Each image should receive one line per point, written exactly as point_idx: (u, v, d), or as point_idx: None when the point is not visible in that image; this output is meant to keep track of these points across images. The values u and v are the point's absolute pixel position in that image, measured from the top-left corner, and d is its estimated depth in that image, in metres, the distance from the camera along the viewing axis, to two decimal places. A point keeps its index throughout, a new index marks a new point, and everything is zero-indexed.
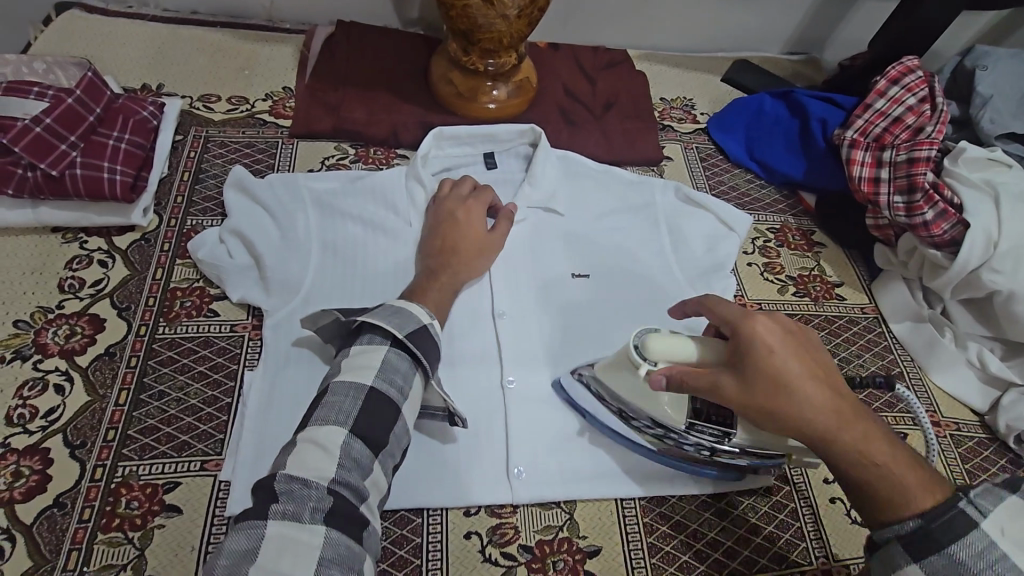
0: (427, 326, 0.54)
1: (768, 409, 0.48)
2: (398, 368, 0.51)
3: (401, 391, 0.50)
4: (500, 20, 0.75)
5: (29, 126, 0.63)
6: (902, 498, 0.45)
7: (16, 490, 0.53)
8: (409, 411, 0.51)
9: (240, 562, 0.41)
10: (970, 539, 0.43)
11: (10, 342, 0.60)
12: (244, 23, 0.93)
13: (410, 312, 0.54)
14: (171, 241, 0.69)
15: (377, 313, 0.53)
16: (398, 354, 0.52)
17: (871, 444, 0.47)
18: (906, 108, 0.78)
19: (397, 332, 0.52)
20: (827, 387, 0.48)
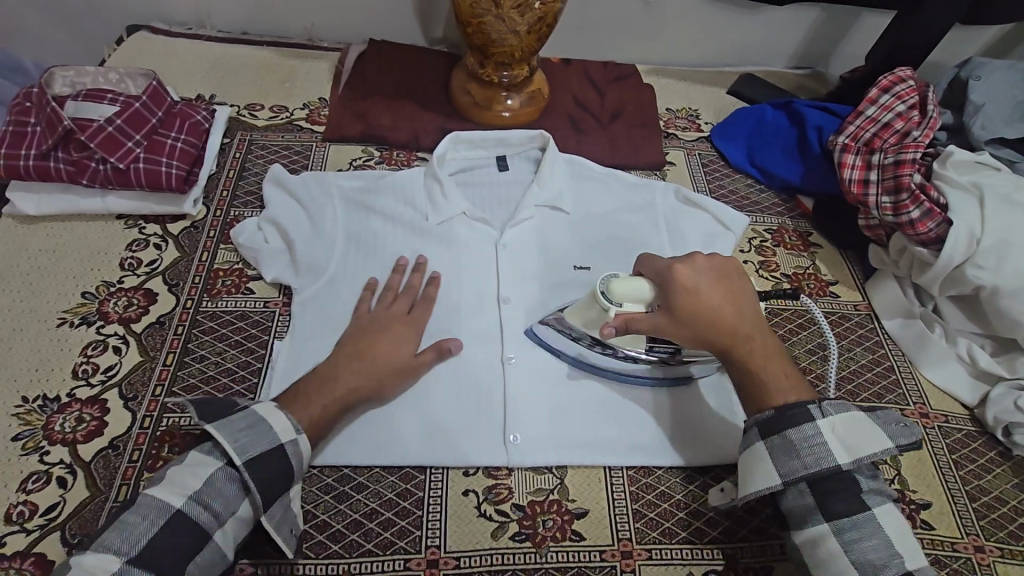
0: (283, 444, 0.55)
1: (690, 323, 0.60)
2: (222, 492, 0.52)
3: (216, 514, 0.52)
4: (511, 35, 0.83)
5: (103, 126, 0.73)
6: (775, 396, 0.59)
7: (78, 433, 0.62)
8: (222, 537, 0.52)
9: None
10: (803, 426, 0.56)
11: (77, 310, 0.70)
12: (288, 42, 1.04)
13: (268, 425, 0.55)
14: (216, 228, 0.78)
15: (229, 427, 0.54)
16: (228, 474, 0.53)
17: (763, 356, 0.61)
18: (896, 115, 0.82)
19: (239, 453, 0.53)
20: (736, 313, 0.61)
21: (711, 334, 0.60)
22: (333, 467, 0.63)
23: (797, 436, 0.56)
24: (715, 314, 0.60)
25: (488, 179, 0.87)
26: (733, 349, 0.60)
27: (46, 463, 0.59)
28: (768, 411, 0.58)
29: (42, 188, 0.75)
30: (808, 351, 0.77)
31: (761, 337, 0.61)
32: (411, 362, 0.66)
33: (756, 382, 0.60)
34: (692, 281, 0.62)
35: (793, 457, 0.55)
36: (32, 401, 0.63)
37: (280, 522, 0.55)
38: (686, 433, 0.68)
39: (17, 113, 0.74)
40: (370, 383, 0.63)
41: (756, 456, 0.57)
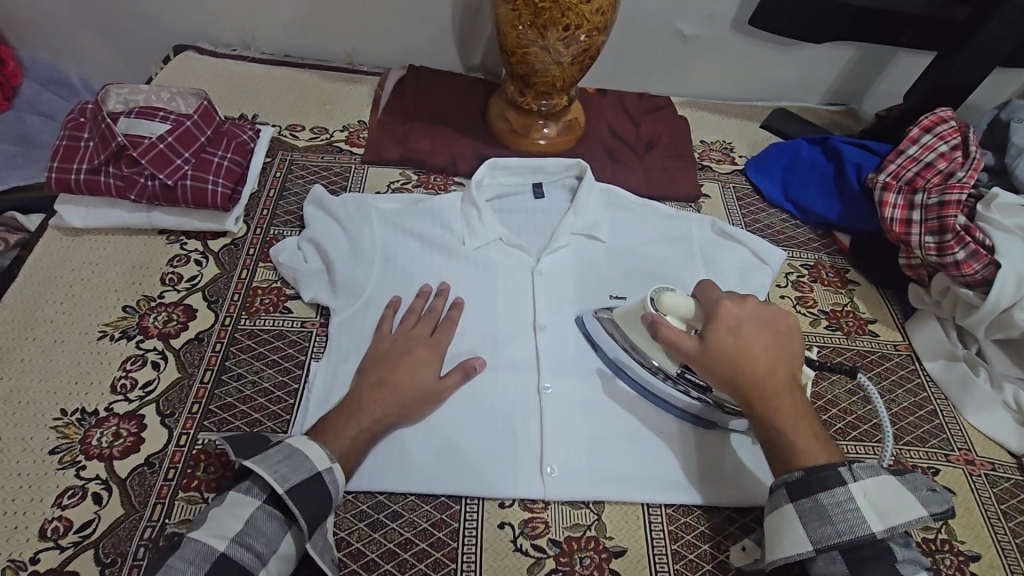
0: (321, 473, 0.55)
1: (727, 359, 0.59)
2: (263, 531, 0.52)
3: (259, 554, 0.51)
4: (554, 66, 0.83)
5: (154, 143, 0.74)
6: (804, 455, 0.56)
7: (115, 448, 0.61)
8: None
9: None
10: (836, 490, 0.53)
11: (118, 323, 0.70)
12: (328, 65, 1.06)
13: (305, 457, 0.55)
14: (256, 246, 0.79)
15: (267, 461, 0.54)
16: (268, 512, 0.53)
17: (796, 410, 0.58)
18: (938, 154, 0.81)
19: (277, 485, 0.52)
20: (772, 363, 0.60)
21: (743, 381, 0.59)
22: (368, 493, 0.62)
23: (827, 499, 0.53)
24: (748, 362, 0.59)
25: (525, 207, 0.88)
26: (766, 400, 0.58)
27: (82, 478, 0.59)
28: (798, 470, 0.55)
29: (89, 201, 0.77)
30: (847, 392, 0.75)
31: (796, 389, 0.60)
32: (436, 388, 0.65)
33: (785, 439, 0.57)
34: (733, 324, 0.61)
35: (824, 522, 0.53)
36: (71, 414, 0.63)
37: (322, 550, 0.55)
38: (714, 475, 0.66)
39: (71, 128, 0.76)
40: (395, 412, 0.62)
41: (784, 517, 0.55)
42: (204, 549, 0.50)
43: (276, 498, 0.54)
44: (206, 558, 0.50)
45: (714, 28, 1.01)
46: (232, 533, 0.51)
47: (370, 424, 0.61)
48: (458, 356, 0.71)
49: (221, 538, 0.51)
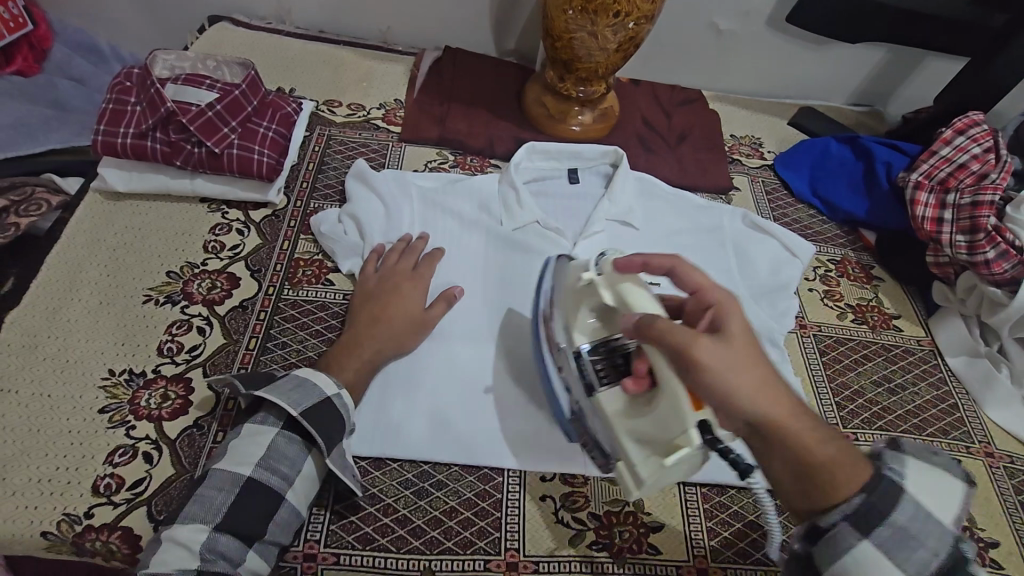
0: (329, 398, 0.57)
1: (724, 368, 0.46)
2: (285, 454, 0.56)
3: (284, 475, 0.55)
4: (599, 52, 0.84)
5: (203, 111, 0.73)
6: (840, 487, 0.45)
7: (164, 409, 0.62)
8: (296, 492, 0.55)
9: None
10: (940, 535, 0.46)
11: (163, 288, 0.71)
12: (363, 43, 1.06)
13: (314, 383, 0.58)
14: (297, 218, 0.79)
15: (279, 390, 0.57)
16: (288, 437, 0.56)
17: (788, 422, 0.45)
18: (971, 156, 0.83)
19: (291, 410, 0.55)
20: (746, 371, 0.46)
21: (753, 396, 0.45)
22: (413, 462, 0.63)
23: (902, 518, 0.45)
24: (750, 370, 0.46)
25: (560, 191, 0.89)
26: (760, 414, 0.45)
27: (133, 437, 0.60)
28: (855, 497, 0.45)
29: (133, 166, 0.77)
30: (873, 383, 0.78)
31: (790, 402, 0.47)
32: (423, 317, 0.68)
33: (806, 467, 0.45)
34: (743, 328, 0.49)
35: (912, 545, 0.45)
36: (119, 374, 0.63)
37: (343, 467, 0.57)
38: (522, 445, 0.65)
39: (118, 91, 0.75)
40: (390, 345, 0.66)
41: (863, 555, 0.45)
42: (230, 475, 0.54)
43: (294, 424, 0.57)
44: (235, 483, 0.53)
45: (749, 24, 1.02)
46: (258, 458, 0.55)
47: (370, 357, 0.64)
48: (438, 288, 0.74)
49: (246, 464, 0.54)
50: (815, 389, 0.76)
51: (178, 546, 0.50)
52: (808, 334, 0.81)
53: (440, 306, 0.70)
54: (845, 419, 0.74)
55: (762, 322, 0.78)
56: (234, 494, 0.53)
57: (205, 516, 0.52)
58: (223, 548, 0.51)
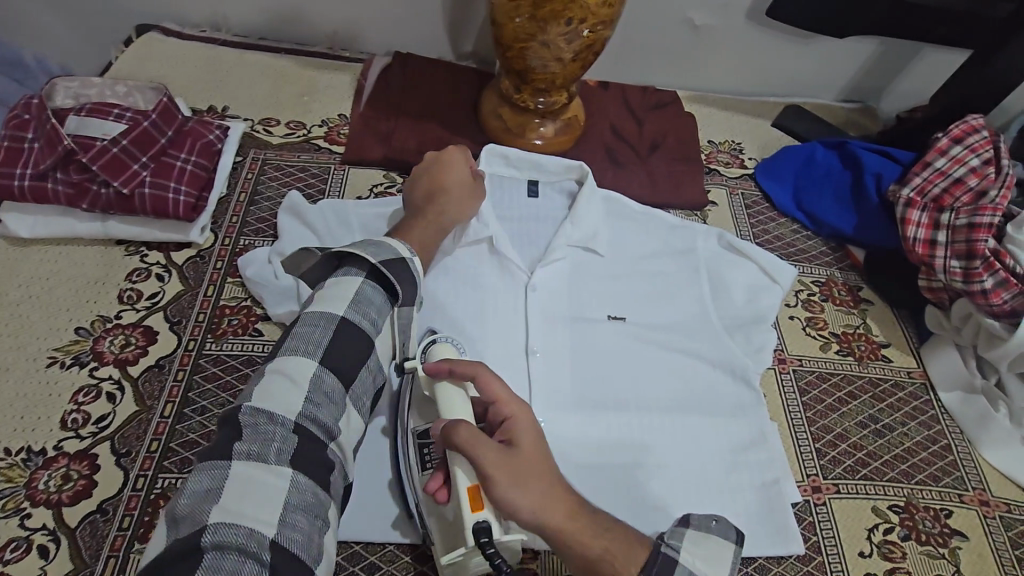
0: (405, 258, 0.58)
1: (523, 477, 0.48)
2: (372, 299, 0.56)
3: (372, 320, 0.55)
4: (554, 62, 0.76)
5: (107, 147, 0.67)
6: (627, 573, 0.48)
7: (64, 493, 0.56)
8: (379, 343, 0.56)
9: (200, 502, 0.42)
10: None
11: (69, 348, 0.64)
12: (307, 50, 0.98)
13: (389, 246, 0.59)
14: (224, 259, 0.72)
15: (357, 246, 0.58)
16: (373, 286, 0.56)
17: (570, 527, 0.48)
18: (969, 169, 0.75)
19: (374, 259, 0.57)
20: (537, 489, 0.48)
21: (530, 506, 0.48)
22: (343, 542, 0.57)
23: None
24: (529, 481, 0.48)
25: (519, 207, 0.80)
26: (543, 522, 0.48)
27: (28, 528, 0.54)
28: None
29: (37, 209, 0.69)
30: (858, 424, 0.71)
31: (569, 505, 0.49)
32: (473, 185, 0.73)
33: (587, 565, 0.48)
34: (533, 438, 0.51)
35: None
36: (15, 454, 0.57)
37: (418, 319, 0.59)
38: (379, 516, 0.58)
39: (13, 126, 0.68)
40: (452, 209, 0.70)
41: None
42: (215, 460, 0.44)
43: (376, 275, 0.57)
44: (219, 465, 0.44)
45: (727, 18, 0.93)
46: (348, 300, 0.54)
47: (436, 217, 0.69)
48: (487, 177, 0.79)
49: (337, 303, 0.54)
50: (794, 434, 0.70)
51: (278, 380, 0.49)
52: (786, 370, 0.74)
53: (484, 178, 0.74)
54: (825, 468, 0.68)
55: (737, 360, 0.71)
56: (332, 331, 0.52)
57: (306, 350, 0.51)
58: (328, 393, 0.50)
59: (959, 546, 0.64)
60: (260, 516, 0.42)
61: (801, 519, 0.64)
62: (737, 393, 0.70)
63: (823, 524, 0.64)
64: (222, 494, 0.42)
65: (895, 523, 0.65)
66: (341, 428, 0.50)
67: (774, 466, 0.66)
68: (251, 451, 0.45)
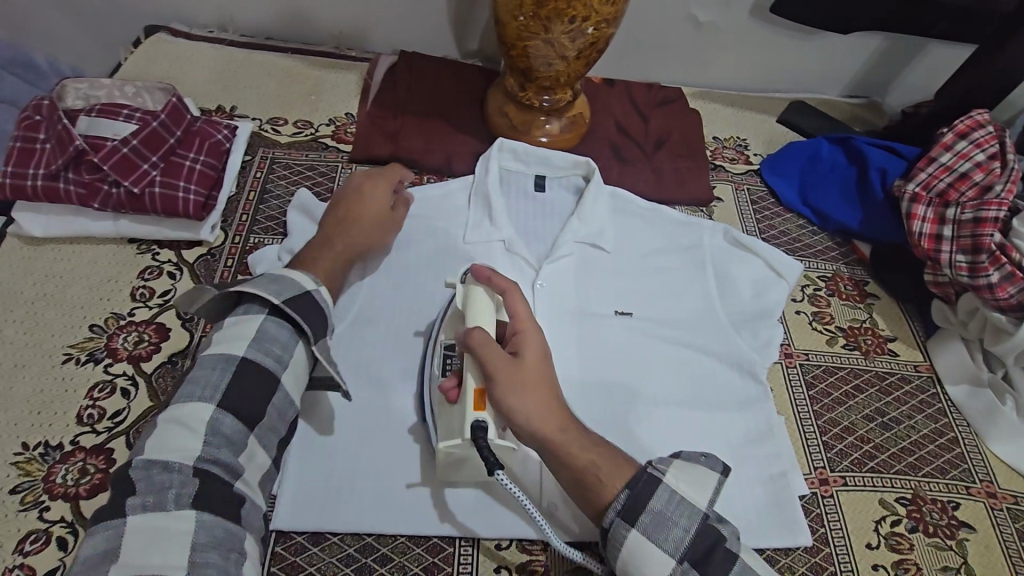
0: (310, 291, 0.57)
1: (524, 383, 0.53)
2: (276, 337, 0.54)
3: (278, 357, 0.54)
4: (559, 60, 0.76)
5: (118, 146, 0.68)
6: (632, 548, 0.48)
7: (81, 487, 0.57)
8: (290, 379, 0.54)
9: (98, 563, 0.43)
10: None
11: (85, 345, 0.65)
12: (313, 50, 0.98)
13: (292, 279, 0.57)
14: (234, 257, 0.73)
15: (257, 283, 0.56)
16: (275, 323, 0.55)
17: (561, 435, 0.52)
18: (974, 164, 0.75)
19: (274, 297, 0.55)
20: (536, 398, 0.53)
21: (525, 412, 0.52)
22: (355, 535, 0.58)
23: (657, 504, 0.49)
24: (527, 389, 0.53)
25: (527, 204, 0.81)
26: (536, 426, 0.52)
27: (46, 521, 0.55)
28: (619, 494, 0.50)
29: (50, 208, 0.70)
30: (865, 417, 0.72)
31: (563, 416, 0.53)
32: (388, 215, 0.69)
33: (572, 473, 0.51)
34: (542, 355, 0.57)
35: (669, 526, 0.48)
36: (33, 448, 0.58)
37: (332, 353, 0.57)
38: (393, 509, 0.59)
39: (26, 127, 0.69)
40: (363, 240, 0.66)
41: (635, 546, 0.48)
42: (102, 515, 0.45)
43: (278, 312, 0.55)
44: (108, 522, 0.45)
45: (730, 15, 0.93)
46: (247, 339, 0.53)
47: (344, 249, 0.65)
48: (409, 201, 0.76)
49: (237, 345, 0.53)
50: (801, 427, 0.70)
51: (175, 428, 0.49)
52: (793, 364, 0.75)
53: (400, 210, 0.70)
54: (832, 461, 0.68)
55: (744, 354, 0.72)
56: (231, 374, 0.51)
57: (204, 394, 0.50)
58: (227, 434, 0.50)
59: (966, 537, 0.64)
60: (166, 562, 0.44)
61: (808, 511, 0.65)
62: (744, 387, 0.70)
63: (830, 515, 0.64)
64: (121, 551, 0.44)
65: (902, 514, 0.65)
66: (245, 465, 0.51)
67: (781, 459, 0.66)
68: (147, 502, 0.46)
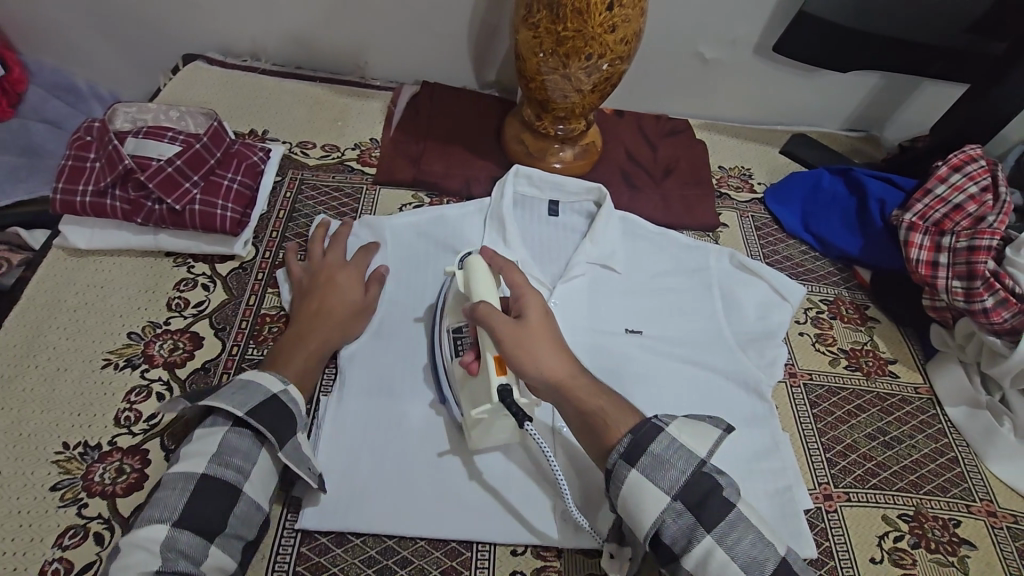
0: (277, 395, 0.58)
1: (533, 343, 0.58)
2: (239, 449, 0.55)
3: (240, 471, 0.54)
4: (574, 93, 0.81)
5: (163, 166, 0.72)
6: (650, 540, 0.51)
7: (118, 485, 0.60)
8: (254, 487, 0.55)
9: None
10: None
11: (123, 351, 0.69)
12: (340, 79, 1.04)
13: (259, 384, 0.58)
14: (265, 270, 0.77)
15: (223, 393, 0.57)
16: (239, 434, 0.56)
17: (572, 385, 0.57)
18: (968, 196, 0.79)
19: (237, 409, 0.55)
20: (553, 356, 0.58)
21: (539, 364, 0.57)
22: (377, 537, 0.60)
23: (657, 448, 0.53)
24: (538, 349, 0.58)
25: (542, 227, 0.85)
26: (551, 380, 0.57)
27: (84, 517, 0.57)
28: (623, 439, 0.54)
29: (95, 222, 0.75)
30: (867, 436, 0.74)
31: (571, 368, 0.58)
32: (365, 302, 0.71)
33: (581, 420, 0.57)
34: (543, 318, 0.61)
35: (665, 466, 0.53)
36: (73, 448, 0.61)
37: (300, 457, 0.58)
38: (414, 511, 0.61)
39: (77, 147, 0.74)
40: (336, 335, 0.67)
41: (635, 485, 0.53)
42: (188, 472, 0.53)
43: (244, 421, 0.56)
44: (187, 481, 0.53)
45: (735, 53, 0.99)
46: (210, 455, 0.54)
47: (317, 347, 0.66)
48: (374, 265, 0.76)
49: (200, 462, 0.54)
50: (805, 443, 0.73)
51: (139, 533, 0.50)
52: (798, 384, 0.78)
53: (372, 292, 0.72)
54: (836, 477, 0.71)
55: (749, 373, 0.75)
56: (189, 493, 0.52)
57: (163, 515, 0.51)
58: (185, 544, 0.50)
59: (967, 554, 0.66)
60: None
61: (813, 525, 0.67)
62: (750, 404, 0.73)
63: (835, 530, 0.66)
64: None
65: (905, 531, 0.67)
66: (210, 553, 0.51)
67: (787, 474, 0.68)
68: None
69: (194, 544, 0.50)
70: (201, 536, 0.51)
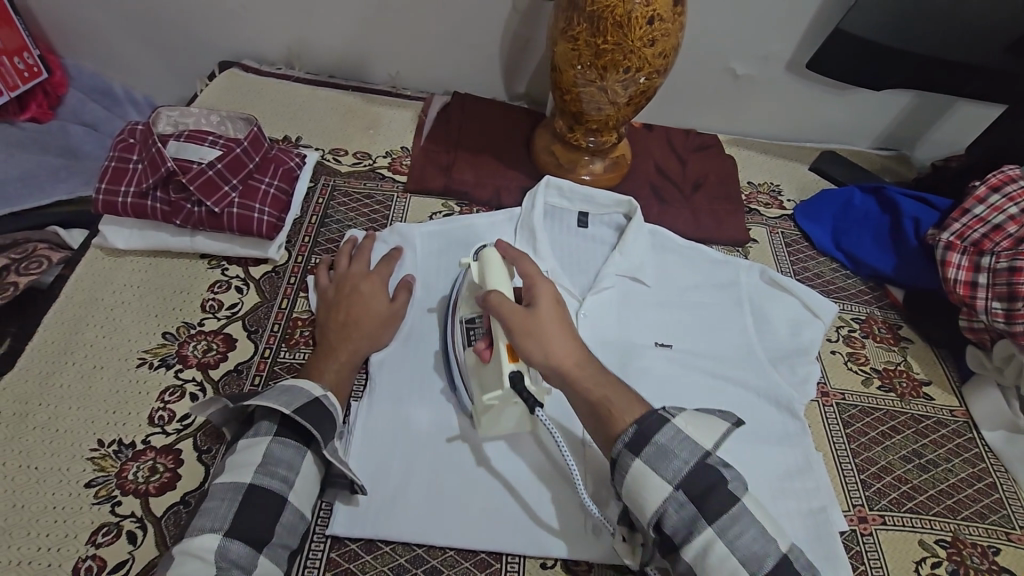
0: (319, 398, 0.58)
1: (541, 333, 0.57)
2: (283, 455, 0.55)
3: (285, 477, 0.55)
4: (609, 105, 0.82)
5: (204, 169, 0.73)
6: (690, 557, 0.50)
7: (151, 484, 0.60)
8: (297, 494, 0.55)
9: None
10: None
11: (158, 350, 0.69)
12: (372, 88, 1.06)
13: (301, 387, 0.58)
14: (297, 275, 0.78)
15: (267, 395, 0.57)
16: (283, 441, 0.56)
17: (579, 372, 0.56)
18: (1008, 216, 0.76)
19: (283, 408, 0.56)
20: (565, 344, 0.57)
21: (548, 353, 0.57)
22: (406, 545, 0.60)
23: (662, 438, 0.52)
24: (550, 341, 0.57)
25: (571, 238, 0.85)
26: (558, 367, 0.56)
27: (118, 515, 0.58)
28: (629, 429, 0.53)
29: (133, 223, 0.76)
30: (902, 458, 0.73)
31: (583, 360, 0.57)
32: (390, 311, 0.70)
33: (595, 416, 0.55)
34: (553, 308, 0.60)
35: (672, 459, 0.51)
36: (108, 445, 0.62)
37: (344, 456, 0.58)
38: (443, 521, 0.61)
39: (121, 148, 0.75)
40: (367, 340, 0.68)
41: (639, 474, 0.51)
42: (234, 481, 0.53)
43: (285, 428, 0.57)
44: (235, 490, 0.53)
45: (767, 69, 0.99)
46: (254, 464, 0.54)
47: (347, 357, 0.66)
48: (400, 273, 0.77)
49: (246, 470, 0.54)
50: (839, 464, 0.71)
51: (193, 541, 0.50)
52: (830, 403, 0.76)
53: (400, 299, 0.71)
54: (871, 499, 0.69)
55: (781, 390, 0.74)
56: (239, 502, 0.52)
57: (213, 524, 0.51)
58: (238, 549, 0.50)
59: None
60: None
61: (848, 548, 0.65)
62: (782, 421, 0.72)
63: (870, 552, 0.65)
64: None
65: (943, 557, 0.65)
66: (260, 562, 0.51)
67: (820, 494, 0.67)
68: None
69: (245, 552, 0.50)
70: (251, 545, 0.51)
